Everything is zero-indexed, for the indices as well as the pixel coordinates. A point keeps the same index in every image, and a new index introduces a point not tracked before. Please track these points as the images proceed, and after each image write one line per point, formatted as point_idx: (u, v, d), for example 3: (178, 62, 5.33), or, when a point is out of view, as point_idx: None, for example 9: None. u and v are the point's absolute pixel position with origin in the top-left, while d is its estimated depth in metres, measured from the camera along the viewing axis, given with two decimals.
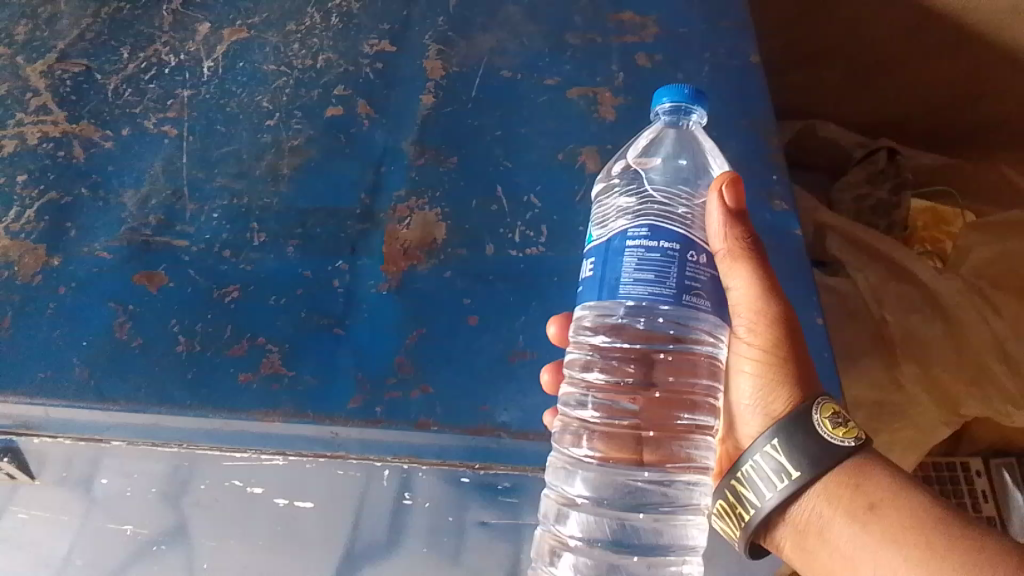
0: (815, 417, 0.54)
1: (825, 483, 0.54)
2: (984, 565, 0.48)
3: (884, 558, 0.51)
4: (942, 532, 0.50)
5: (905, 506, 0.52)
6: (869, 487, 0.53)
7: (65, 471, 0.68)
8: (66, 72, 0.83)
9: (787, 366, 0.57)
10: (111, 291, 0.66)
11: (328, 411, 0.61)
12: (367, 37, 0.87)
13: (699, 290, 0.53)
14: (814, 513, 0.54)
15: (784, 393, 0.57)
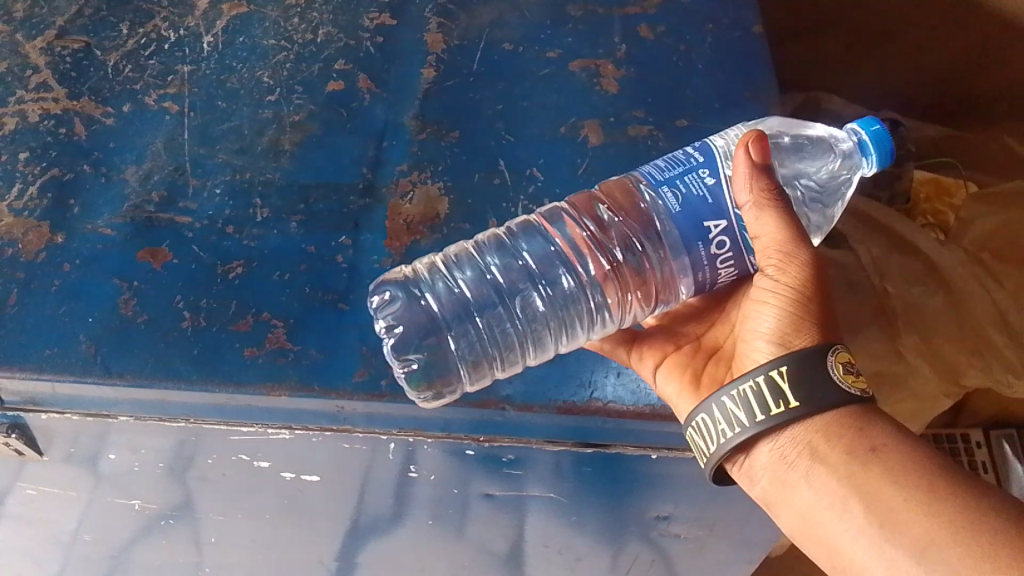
0: (830, 360, 0.53)
1: (828, 419, 0.53)
2: (986, 511, 0.47)
3: (880, 496, 0.50)
4: (946, 478, 0.49)
5: (910, 450, 0.51)
6: (875, 431, 0.52)
7: (74, 447, 0.68)
8: (66, 49, 0.82)
9: (811, 304, 0.55)
10: (116, 268, 0.67)
11: (333, 385, 0.61)
12: (367, 10, 0.86)
13: (678, 192, 0.55)
14: (811, 446, 0.53)
15: (802, 328, 0.55)
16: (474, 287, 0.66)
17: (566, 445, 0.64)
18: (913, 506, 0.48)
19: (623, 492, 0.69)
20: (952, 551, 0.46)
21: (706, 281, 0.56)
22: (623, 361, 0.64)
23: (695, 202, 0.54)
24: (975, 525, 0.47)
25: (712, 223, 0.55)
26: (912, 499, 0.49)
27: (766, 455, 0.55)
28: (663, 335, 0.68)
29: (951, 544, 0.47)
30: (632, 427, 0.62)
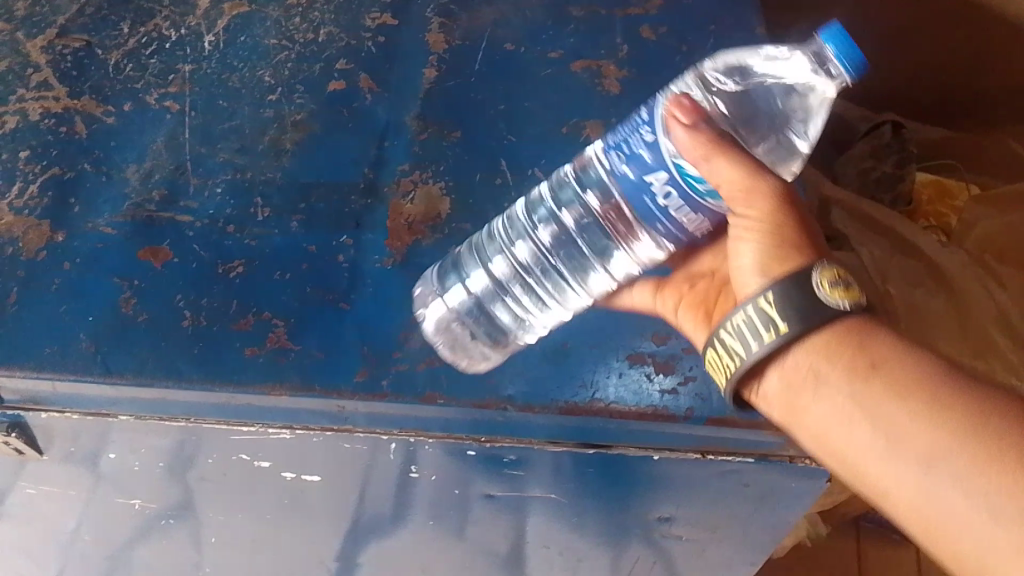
0: (815, 280, 0.53)
1: (828, 338, 0.53)
2: (991, 413, 0.47)
3: (886, 410, 0.50)
4: (948, 385, 0.49)
5: (911, 362, 0.51)
6: (873, 348, 0.52)
7: (73, 446, 0.68)
8: (67, 48, 0.82)
9: (786, 230, 0.57)
10: (116, 267, 0.66)
11: (334, 384, 0.61)
12: (369, 10, 0.86)
13: (625, 151, 0.57)
14: (814, 368, 0.54)
15: (789, 249, 0.57)
16: (519, 257, 0.69)
17: (568, 446, 0.63)
18: (917, 415, 0.49)
19: (625, 493, 0.68)
20: (959, 456, 0.46)
21: (670, 229, 0.58)
22: (625, 361, 0.63)
23: (637, 161, 0.56)
24: (981, 428, 0.47)
25: (652, 175, 0.55)
26: (917, 408, 0.49)
27: (775, 378, 0.56)
28: (680, 275, 0.68)
29: (957, 450, 0.47)
30: (633, 428, 0.62)
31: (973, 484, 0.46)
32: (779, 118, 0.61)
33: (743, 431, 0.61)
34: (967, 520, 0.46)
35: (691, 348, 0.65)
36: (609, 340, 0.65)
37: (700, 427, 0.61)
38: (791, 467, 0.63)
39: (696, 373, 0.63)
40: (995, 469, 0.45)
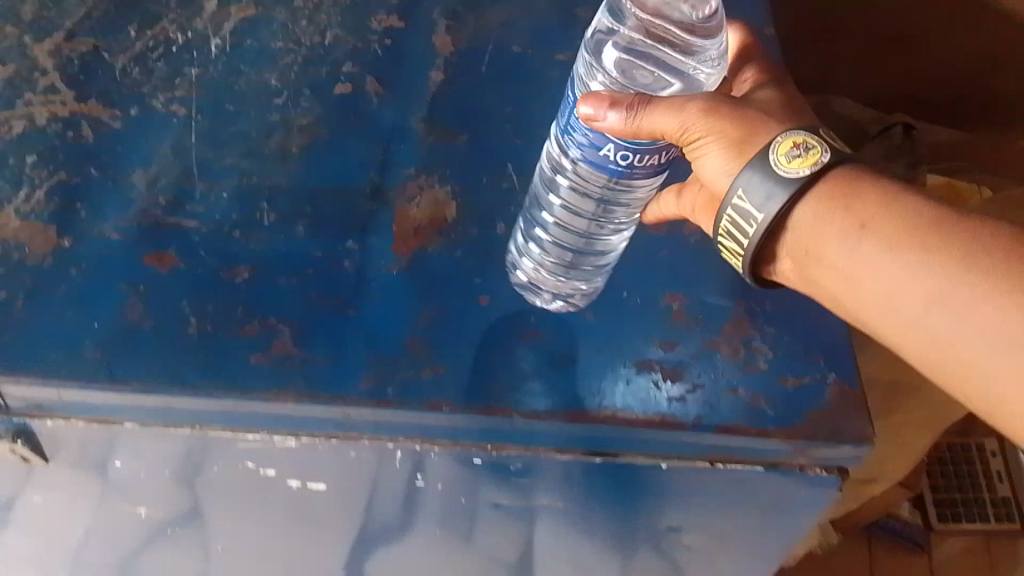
0: (771, 160, 0.54)
1: (816, 211, 0.54)
2: (981, 249, 0.49)
3: (888, 266, 0.51)
4: (932, 228, 0.50)
5: (896, 212, 0.52)
6: (858, 206, 0.52)
7: (79, 454, 0.67)
8: (74, 52, 0.82)
9: (734, 120, 0.56)
10: (122, 273, 0.66)
11: (340, 392, 0.60)
12: (376, 13, 0.86)
13: (570, 136, 0.58)
14: (809, 240, 0.54)
15: (756, 133, 0.56)
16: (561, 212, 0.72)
17: (576, 454, 0.62)
18: (920, 267, 0.50)
19: (633, 502, 0.68)
20: (969, 294, 0.48)
21: (645, 171, 0.57)
22: (632, 369, 0.63)
23: (585, 142, 0.56)
24: (981, 265, 0.48)
25: (602, 146, 0.55)
26: (917, 259, 0.50)
27: (783, 258, 0.57)
28: (687, 278, 0.68)
29: (966, 290, 0.48)
30: (643, 436, 0.60)
31: (990, 317, 0.48)
32: (693, 39, 0.64)
33: (753, 441, 0.60)
34: (991, 352, 0.48)
35: (697, 354, 0.64)
36: (616, 347, 0.64)
37: (710, 436, 0.60)
38: (803, 477, 0.62)
39: (704, 381, 0.62)
40: (1008, 298, 0.47)
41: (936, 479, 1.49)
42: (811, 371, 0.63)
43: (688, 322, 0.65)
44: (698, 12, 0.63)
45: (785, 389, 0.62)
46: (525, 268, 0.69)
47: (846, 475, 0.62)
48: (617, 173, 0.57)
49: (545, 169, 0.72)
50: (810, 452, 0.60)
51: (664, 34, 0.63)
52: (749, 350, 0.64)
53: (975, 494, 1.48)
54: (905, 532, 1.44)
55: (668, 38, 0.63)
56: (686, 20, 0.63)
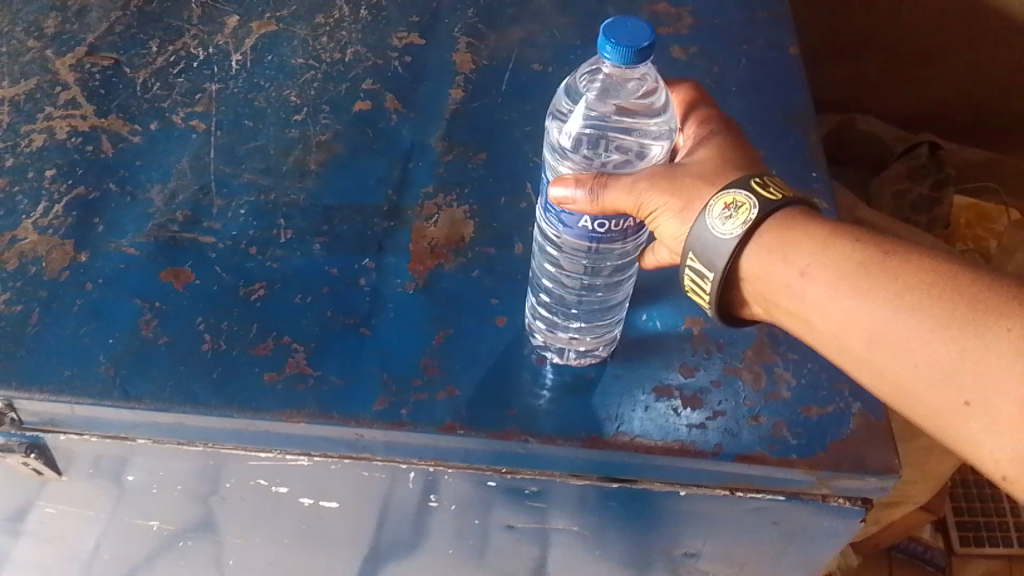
0: (705, 223, 0.53)
1: (760, 260, 0.52)
2: (917, 290, 0.47)
3: (833, 313, 0.50)
4: (869, 269, 0.48)
5: (832, 256, 0.50)
6: (796, 254, 0.51)
7: (92, 468, 0.67)
8: (95, 66, 0.82)
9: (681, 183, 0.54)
10: (137, 288, 0.66)
11: (353, 413, 0.60)
12: (396, 30, 0.86)
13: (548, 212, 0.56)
14: (762, 286, 0.53)
15: (696, 200, 0.54)
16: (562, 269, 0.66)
17: (592, 480, 0.61)
18: (862, 312, 0.48)
19: (650, 528, 0.66)
20: (912, 335, 0.46)
21: (624, 230, 0.55)
22: (651, 395, 0.61)
23: (562, 218, 0.54)
24: (919, 302, 0.46)
25: (579, 220, 0.53)
26: (857, 305, 0.49)
27: (751, 303, 0.56)
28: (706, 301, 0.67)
29: (907, 330, 0.47)
30: (660, 463, 0.59)
31: (935, 356, 0.46)
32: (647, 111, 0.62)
33: (773, 470, 0.58)
34: (940, 390, 0.46)
35: (718, 381, 0.62)
36: (635, 371, 0.63)
37: (729, 464, 0.58)
38: (824, 507, 0.61)
39: (725, 408, 0.61)
40: (947, 335, 0.45)
41: (959, 503, 1.42)
42: (835, 399, 0.61)
43: (708, 347, 0.64)
44: (650, 87, 0.62)
45: (809, 418, 0.60)
46: (540, 330, 0.65)
47: (870, 507, 0.61)
48: (596, 241, 0.55)
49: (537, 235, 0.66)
50: (831, 483, 0.59)
51: (624, 108, 0.62)
52: (771, 377, 0.63)
53: (999, 519, 1.42)
54: (924, 556, 1.39)
55: (629, 111, 0.62)
56: (641, 93, 0.62)
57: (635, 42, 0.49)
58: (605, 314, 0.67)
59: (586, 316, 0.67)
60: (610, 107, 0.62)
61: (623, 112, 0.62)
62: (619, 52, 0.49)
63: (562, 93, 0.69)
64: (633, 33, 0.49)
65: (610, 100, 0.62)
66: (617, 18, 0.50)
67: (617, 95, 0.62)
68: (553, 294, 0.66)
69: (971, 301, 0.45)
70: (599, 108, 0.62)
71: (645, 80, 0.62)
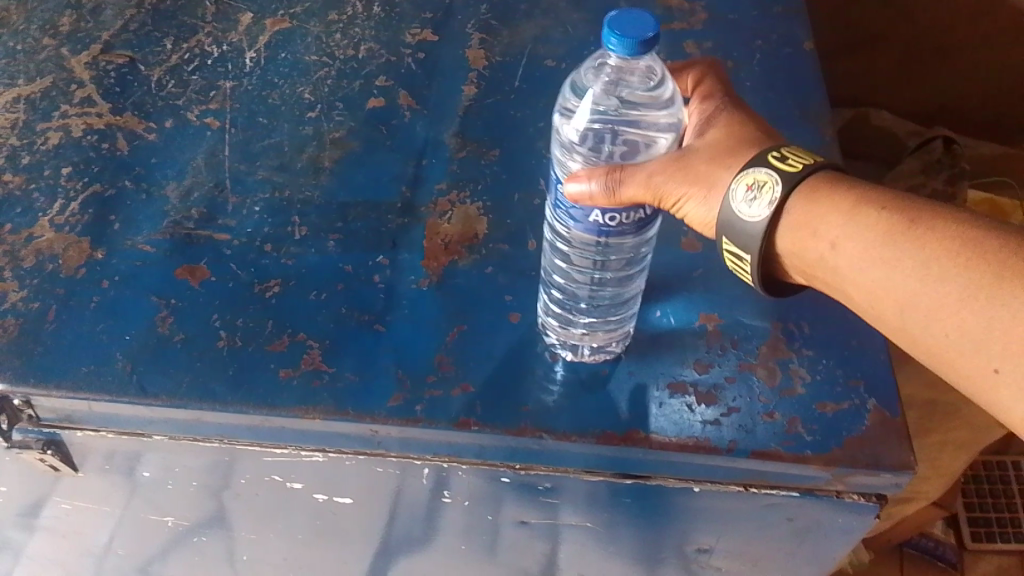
0: (732, 206, 0.54)
1: (791, 233, 0.54)
2: (945, 260, 0.48)
3: (867, 284, 0.51)
4: (897, 239, 0.50)
5: (861, 225, 0.51)
6: (824, 228, 0.52)
7: (107, 463, 0.68)
8: (111, 64, 0.83)
9: (697, 168, 0.56)
10: (154, 285, 0.66)
11: (368, 409, 0.60)
12: (410, 27, 0.86)
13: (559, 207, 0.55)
14: (797, 259, 0.55)
15: (718, 185, 0.55)
16: (571, 265, 0.66)
17: (605, 476, 0.61)
18: (893, 281, 0.50)
19: (662, 524, 0.67)
20: (943, 303, 0.48)
21: (640, 221, 0.54)
22: (665, 391, 0.61)
23: (574, 212, 0.53)
24: (948, 270, 0.47)
25: (592, 214, 0.52)
26: (888, 273, 0.50)
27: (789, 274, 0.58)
28: (721, 297, 0.67)
29: (938, 297, 0.48)
30: (675, 460, 0.59)
31: (965, 324, 0.47)
32: (651, 103, 0.62)
33: (788, 466, 0.58)
34: (971, 356, 0.47)
35: (732, 377, 0.62)
36: (649, 367, 0.63)
37: (744, 461, 0.58)
38: (839, 503, 0.61)
39: (740, 404, 0.60)
40: (977, 304, 0.46)
41: (971, 498, 1.42)
42: (851, 396, 0.61)
43: (723, 343, 0.64)
44: (654, 80, 0.62)
45: (824, 415, 0.60)
46: (553, 328, 0.65)
47: (885, 504, 0.60)
48: (607, 236, 0.54)
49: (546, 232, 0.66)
50: (846, 479, 0.59)
51: (632, 103, 0.61)
52: (786, 373, 0.62)
53: (1011, 515, 1.40)
54: (936, 551, 1.38)
55: (637, 106, 0.61)
56: (646, 87, 0.62)
57: (640, 33, 0.48)
58: (619, 311, 0.67)
59: (599, 314, 0.67)
60: (618, 100, 0.61)
61: (630, 105, 0.61)
62: (625, 44, 0.48)
63: (566, 89, 0.67)
64: (638, 25, 0.49)
65: (616, 94, 0.61)
66: (622, 10, 0.50)
67: (622, 89, 0.62)
68: (565, 290, 0.67)
69: (999, 267, 0.46)
70: (606, 102, 0.61)
71: (649, 72, 0.62)
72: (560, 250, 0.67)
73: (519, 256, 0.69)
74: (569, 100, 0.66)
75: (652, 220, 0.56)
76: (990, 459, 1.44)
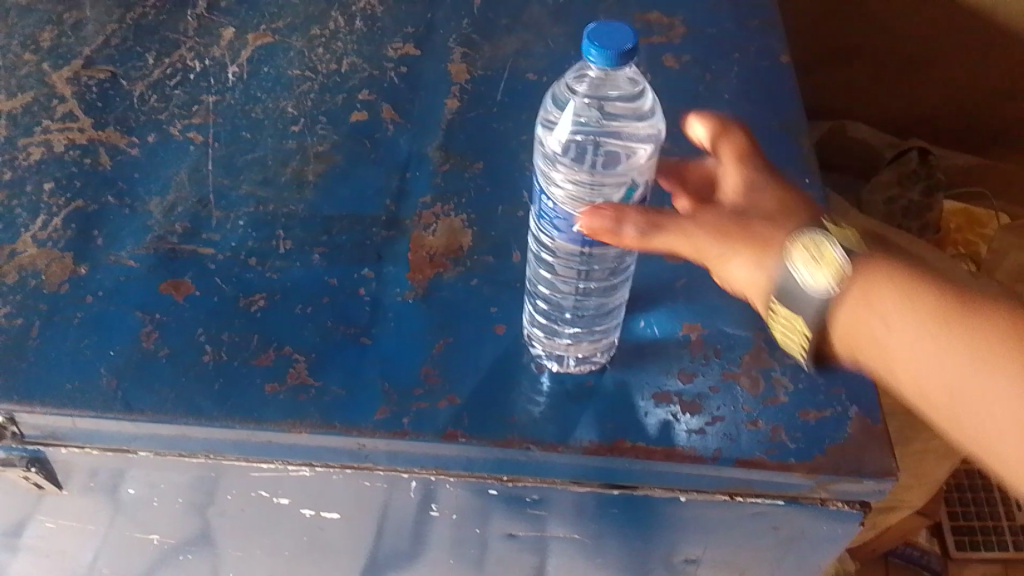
0: (793, 276, 0.52)
1: (841, 308, 0.52)
2: (1001, 347, 0.47)
3: (915, 372, 0.50)
4: (953, 322, 0.49)
5: (919, 305, 0.50)
6: (880, 300, 0.51)
7: (91, 481, 0.67)
8: (92, 79, 0.82)
9: (743, 231, 0.55)
10: (138, 301, 0.66)
11: (355, 422, 0.60)
12: (392, 41, 0.87)
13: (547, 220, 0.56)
14: (842, 336, 0.53)
15: (774, 246, 0.54)
16: (556, 274, 0.68)
17: (593, 486, 0.62)
18: (944, 363, 0.49)
19: (649, 534, 0.67)
20: (995, 390, 0.47)
21: (628, 230, 0.55)
22: (650, 400, 0.62)
23: (561, 224, 0.54)
24: (1002, 359, 0.47)
25: (579, 226, 0.53)
26: (939, 356, 0.49)
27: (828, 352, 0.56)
28: (704, 307, 0.68)
29: (990, 384, 0.47)
30: (661, 469, 0.59)
31: (1016, 412, 0.46)
32: (633, 111, 0.63)
33: (772, 473, 0.59)
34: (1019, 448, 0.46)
35: (717, 386, 0.63)
36: (634, 377, 0.63)
37: (729, 469, 0.59)
38: (824, 510, 0.61)
39: (724, 412, 0.61)
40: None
41: (954, 507, 1.43)
42: (833, 403, 0.62)
43: (706, 352, 0.65)
44: (634, 92, 0.63)
45: (807, 423, 0.61)
46: (539, 339, 0.66)
47: (868, 510, 0.61)
48: (592, 245, 0.55)
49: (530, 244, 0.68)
50: (830, 486, 0.59)
51: (613, 112, 0.62)
52: (769, 382, 0.63)
53: (993, 523, 1.42)
54: (921, 560, 1.39)
55: (619, 115, 0.62)
56: (627, 96, 0.63)
57: (619, 45, 0.49)
58: (605, 319, 0.68)
59: (584, 322, 0.68)
60: (599, 112, 0.62)
61: (612, 114, 0.62)
62: (605, 55, 0.49)
63: (549, 104, 0.68)
64: (616, 37, 0.50)
65: (597, 106, 0.62)
66: (600, 23, 0.51)
67: (603, 100, 0.63)
68: (550, 300, 0.68)
69: None
70: (587, 114, 0.62)
71: (629, 84, 0.63)
72: (544, 263, 0.68)
73: (504, 269, 0.69)
74: (552, 113, 0.67)
75: (638, 231, 0.56)
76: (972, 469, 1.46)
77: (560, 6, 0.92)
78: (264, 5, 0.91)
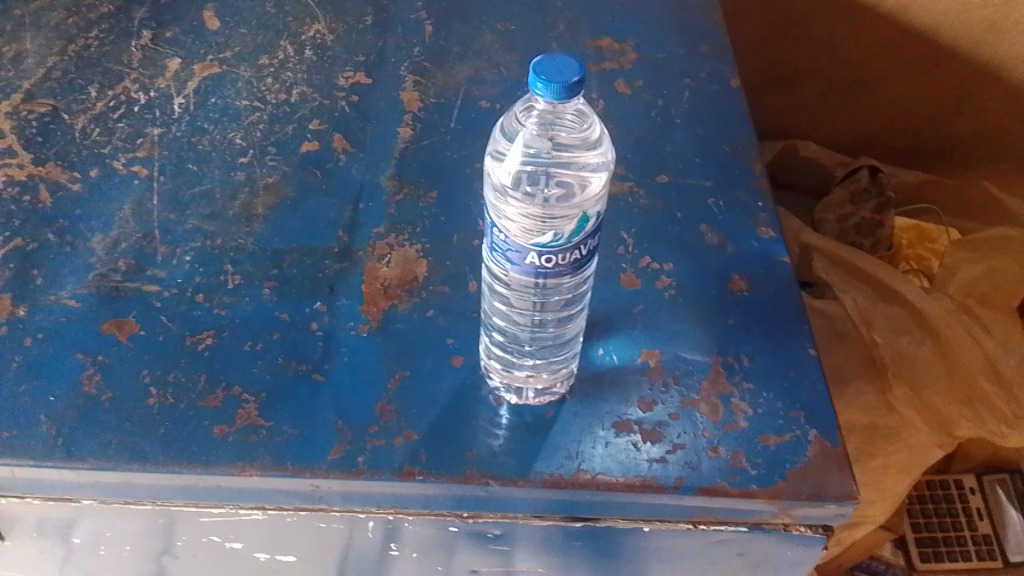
0: None
1: None
2: None
3: None
4: None
5: None
6: None
7: (35, 533, 0.64)
8: (32, 113, 0.80)
9: None
10: (80, 342, 0.64)
11: (308, 463, 0.58)
12: (342, 70, 0.86)
13: (500, 254, 0.53)
14: None
15: None
16: (509, 309, 0.66)
17: (554, 520, 0.61)
18: None
19: (613, 564, 0.66)
20: None
21: (582, 261, 0.53)
22: (610, 430, 0.61)
23: (514, 255, 0.52)
24: None
25: (534, 257, 0.51)
26: None
27: None
28: (663, 334, 0.67)
29: None
30: (621, 500, 0.59)
31: None
32: (581, 142, 0.63)
33: (734, 500, 0.58)
34: None
35: (676, 413, 0.62)
36: (594, 407, 0.62)
37: (691, 497, 0.58)
38: (786, 535, 0.61)
39: (685, 440, 0.60)
40: None
41: (915, 518, 1.43)
42: (792, 427, 0.61)
43: (665, 380, 0.64)
44: (583, 123, 0.64)
45: (767, 447, 0.60)
46: (496, 370, 0.64)
47: (830, 533, 0.61)
48: (545, 277, 0.53)
49: (485, 275, 0.66)
50: (792, 512, 0.59)
51: (563, 144, 0.62)
52: (728, 408, 0.62)
53: (956, 533, 1.43)
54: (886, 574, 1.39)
55: (568, 147, 0.62)
56: (576, 128, 0.63)
57: (566, 77, 0.48)
58: (562, 353, 0.65)
59: (542, 354, 0.66)
60: (550, 143, 0.61)
61: (563, 146, 0.61)
62: (552, 88, 0.48)
63: (498, 134, 0.67)
64: (563, 69, 0.49)
65: (547, 137, 0.62)
66: (547, 55, 0.50)
67: (553, 130, 0.62)
68: (507, 332, 0.66)
69: None
70: (538, 144, 0.61)
71: (578, 115, 0.64)
72: (496, 298, 0.66)
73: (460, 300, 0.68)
74: (500, 143, 0.66)
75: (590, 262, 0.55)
76: (932, 479, 1.44)
77: (511, 33, 0.92)
78: (211, 35, 0.89)
